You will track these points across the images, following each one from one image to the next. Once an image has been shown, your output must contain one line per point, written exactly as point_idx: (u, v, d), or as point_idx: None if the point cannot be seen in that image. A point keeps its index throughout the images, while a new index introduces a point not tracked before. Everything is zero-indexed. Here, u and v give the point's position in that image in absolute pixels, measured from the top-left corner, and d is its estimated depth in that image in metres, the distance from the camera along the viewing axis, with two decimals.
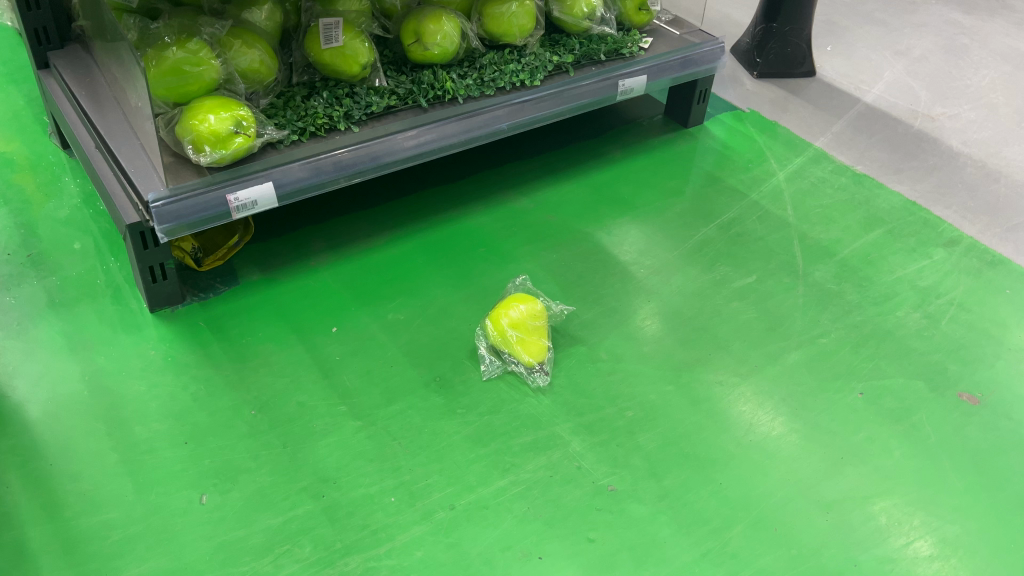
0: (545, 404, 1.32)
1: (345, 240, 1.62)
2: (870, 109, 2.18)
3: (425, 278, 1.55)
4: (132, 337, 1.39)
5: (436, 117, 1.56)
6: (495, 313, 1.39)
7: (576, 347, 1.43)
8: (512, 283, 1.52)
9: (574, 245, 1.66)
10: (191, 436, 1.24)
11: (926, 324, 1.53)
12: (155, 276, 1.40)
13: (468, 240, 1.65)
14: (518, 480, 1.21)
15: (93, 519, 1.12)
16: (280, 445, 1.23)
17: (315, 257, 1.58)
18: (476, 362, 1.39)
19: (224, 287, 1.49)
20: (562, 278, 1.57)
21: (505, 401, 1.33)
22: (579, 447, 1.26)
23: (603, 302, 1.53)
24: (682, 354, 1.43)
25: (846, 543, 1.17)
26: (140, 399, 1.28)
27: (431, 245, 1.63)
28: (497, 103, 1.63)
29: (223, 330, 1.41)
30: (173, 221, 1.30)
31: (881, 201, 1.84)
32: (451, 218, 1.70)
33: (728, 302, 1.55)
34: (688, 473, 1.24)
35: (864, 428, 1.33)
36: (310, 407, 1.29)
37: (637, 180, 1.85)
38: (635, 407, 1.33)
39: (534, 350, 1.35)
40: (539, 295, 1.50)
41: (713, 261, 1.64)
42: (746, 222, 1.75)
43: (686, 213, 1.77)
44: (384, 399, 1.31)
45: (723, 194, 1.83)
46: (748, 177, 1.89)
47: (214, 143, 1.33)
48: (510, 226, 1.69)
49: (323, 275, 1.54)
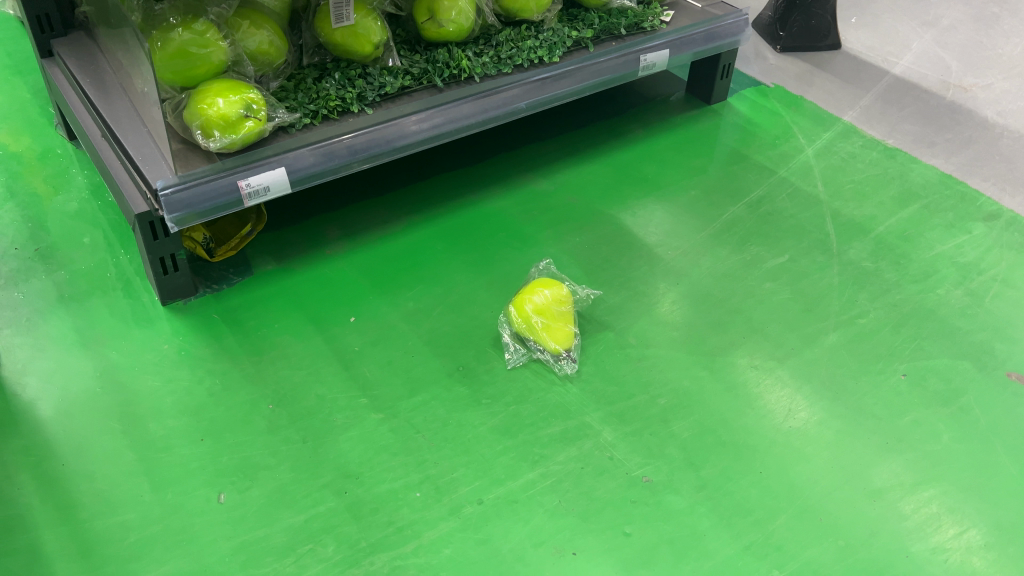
0: (573, 392, 1.27)
1: (361, 227, 1.56)
2: (899, 81, 2.10)
3: (444, 264, 1.50)
4: (144, 331, 1.34)
5: (451, 97, 1.50)
6: (518, 299, 1.33)
7: (603, 333, 1.37)
8: (535, 266, 1.44)
9: (598, 227, 1.60)
10: (208, 432, 1.19)
11: (969, 302, 1.47)
12: (166, 267, 1.35)
13: (487, 224, 1.59)
14: (548, 472, 1.16)
15: (109, 521, 1.07)
16: (300, 440, 1.19)
17: (331, 245, 1.52)
18: (500, 350, 1.33)
19: (237, 278, 1.44)
20: (587, 262, 1.51)
21: (531, 390, 1.27)
22: (611, 437, 1.21)
23: (630, 286, 1.46)
24: (715, 339, 1.37)
25: (897, 533, 1.11)
26: (154, 395, 1.23)
27: (450, 231, 1.57)
28: (515, 81, 1.56)
29: (237, 321, 1.36)
30: (184, 210, 1.26)
31: (916, 175, 1.77)
32: (470, 202, 1.64)
33: (761, 283, 1.48)
34: (727, 462, 1.18)
35: (909, 413, 1.27)
36: (330, 399, 1.24)
37: (661, 159, 1.79)
38: (667, 394, 1.27)
39: (560, 337, 1.29)
40: (562, 277, 1.42)
41: (743, 241, 1.58)
42: (775, 200, 1.69)
43: (713, 192, 1.70)
44: (407, 390, 1.26)
45: (750, 172, 1.76)
46: (776, 154, 1.82)
47: (224, 128, 1.27)
48: (532, 210, 1.63)
49: (340, 263, 1.48)
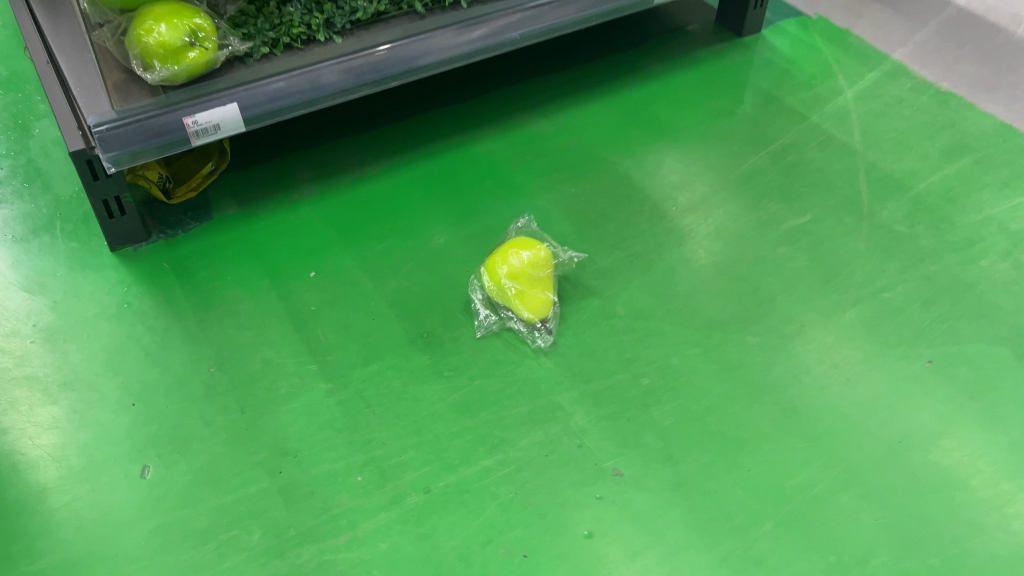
0: (546, 368, 1.13)
1: (335, 169, 1.42)
2: (961, 14, 1.86)
3: (421, 213, 1.36)
4: (87, 279, 1.23)
5: (435, 26, 1.33)
6: (492, 261, 1.18)
7: (588, 300, 1.22)
8: (516, 225, 1.28)
9: (598, 176, 1.43)
10: (140, 397, 1.09)
11: (1016, 276, 1.28)
12: (111, 210, 1.23)
13: (473, 169, 1.44)
14: (507, 460, 1.03)
15: (20, 492, 0.99)
16: (238, 410, 1.08)
17: (300, 188, 1.39)
18: (469, 316, 1.20)
19: (195, 223, 1.32)
20: (581, 216, 1.36)
21: (499, 364, 1.14)
22: (582, 421, 1.07)
23: (626, 245, 1.31)
24: (715, 310, 1.21)
25: (901, 549, 0.96)
26: (88, 352, 1.14)
27: (432, 176, 1.42)
28: (510, 8, 1.37)
29: (188, 272, 1.25)
30: (121, 149, 1.12)
31: (970, 124, 1.55)
32: (456, 143, 1.49)
33: (775, 247, 1.31)
34: (711, 456, 1.04)
35: (931, 406, 1.10)
36: (277, 364, 1.13)
37: (678, 99, 1.60)
38: (653, 373, 1.13)
39: (535, 305, 1.15)
40: (543, 235, 1.27)
41: (761, 197, 1.40)
42: (803, 149, 1.49)
43: (734, 138, 1.52)
44: (361, 358, 1.14)
45: (778, 116, 1.56)
46: (810, 96, 1.61)
47: (165, 58, 1.14)
48: (525, 154, 1.47)
49: (307, 210, 1.35)
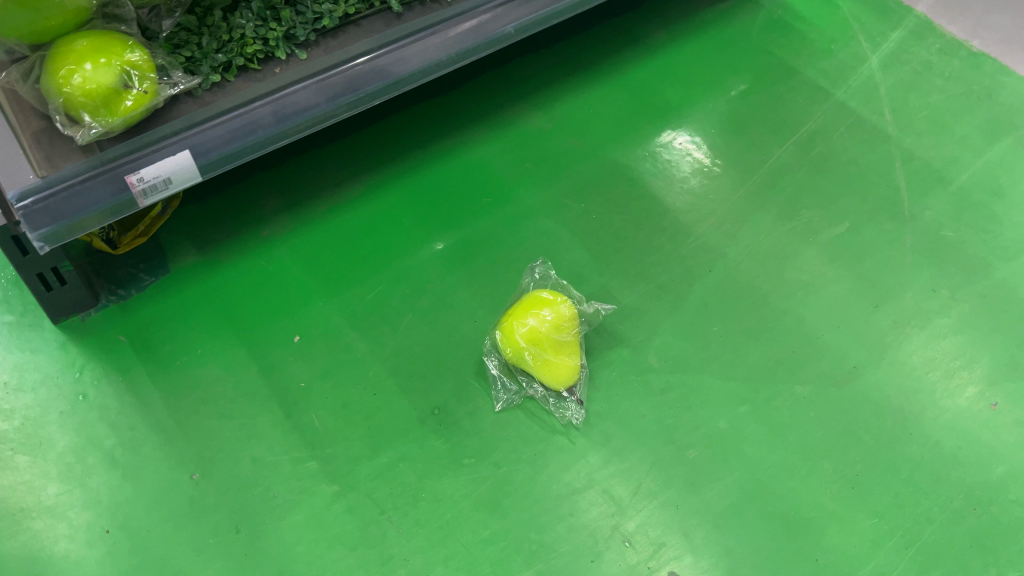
0: (579, 446, 1.00)
1: (306, 194, 1.23)
2: None
3: (414, 248, 1.18)
4: (28, 363, 1.04)
5: (414, 29, 1.11)
6: (507, 324, 1.02)
7: (616, 351, 1.08)
8: (533, 274, 1.13)
9: (609, 186, 1.26)
10: (114, 522, 0.93)
11: None
12: (49, 282, 1.02)
13: (467, 185, 1.26)
14: (550, 571, 0.91)
15: None
16: (232, 529, 0.93)
17: (269, 223, 1.19)
18: (485, 384, 1.04)
19: (150, 279, 1.13)
20: (595, 241, 1.20)
21: (526, 445, 1.00)
22: (628, 514, 0.95)
23: (650, 277, 1.16)
24: (758, 355, 1.08)
25: None
26: (43, 465, 0.96)
27: (421, 197, 1.24)
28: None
29: (150, 347, 1.07)
30: (54, 223, 0.90)
31: (1007, 94, 1.41)
32: (442, 151, 1.29)
33: (815, 267, 1.17)
34: (776, 546, 0.94)
35: (1004, 460, 1.02)
36: (270, 464, 0.98)
37: (687, 77, 1.41)
38: (699, 444, 1.00)
39: (562, 374, 1.01)
40: (562, 281, 1.12)
41: (793, 202, 1.25)
42: (832, 136, 1.33)
43: (754, 125, 1.35)
44: (367, 448, 0.99)
45: (800, 94, 1.39)
46: (832, 66, 1.44)
47: (95, 110, 0.91)
48: (523, 161, 1.29)
49: (280, 252, 1.16)
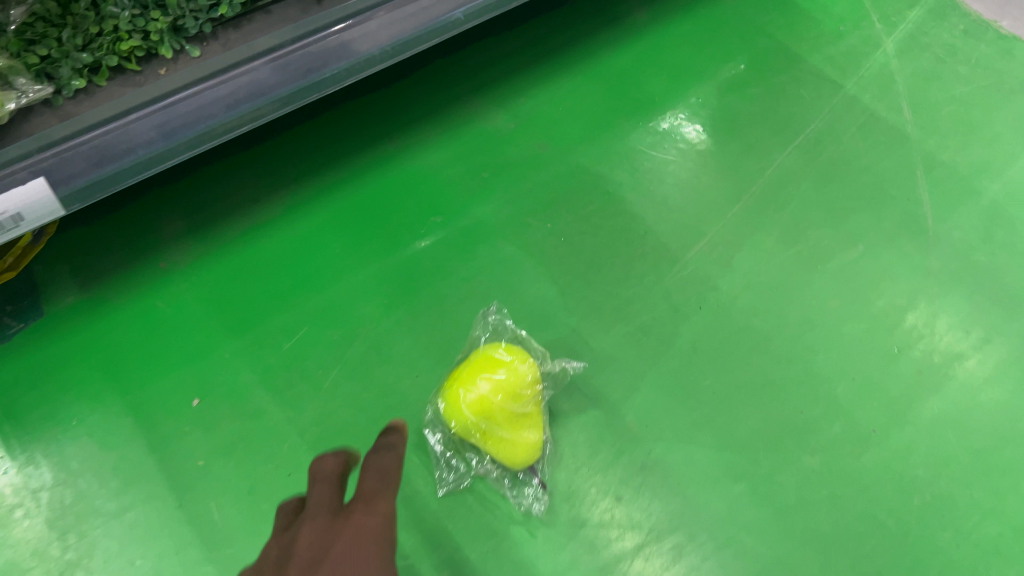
0: (538, 542, 0.82)
1: (215, 212, 1.01)
2: None
3: (345, 283, 0.97)
4: None
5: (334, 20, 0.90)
6: (450, 393, 0.82)
7: (585, 416, 0.89)
8: (484, 320, 0.94)
9: (581, 201, 1.06)
10: None
11: None
12: None
13: (412, 200, 1.04)
14: None
15: None
16: None
17: (168, 251, 0.97)
18: (426, 461, 0.86)
19: (19, 325, 0.91)
20: (564, 271, 1.00)
21: (473, 541, 0.82)
22: None
23: (629, 317, 0.97)
24: (755, 418, 0.91)
25: None
26: None
27: (356, 217, 1.02)
28: None
29: (13, 415, 0.86)
30: None
31: None
32: (384, 156, 1.07)
33: (824, 303, 0.99)
34: None
35: None
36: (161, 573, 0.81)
37: (674, 64, 1.20)
38: (682, 537, 0.84)
39: (519, 456, 0.82)
40: (522, 331, 0.93)
41: (798, 219, 1.05)
42: (843, 136, 1.13)
43: (752, 124, 1.14)
44: None
45: (804, 86, 1.19)
46: (841, 51, 1.24)
47: None
48: (480, 170, 1.07)
49: (181, 290, 0.95)
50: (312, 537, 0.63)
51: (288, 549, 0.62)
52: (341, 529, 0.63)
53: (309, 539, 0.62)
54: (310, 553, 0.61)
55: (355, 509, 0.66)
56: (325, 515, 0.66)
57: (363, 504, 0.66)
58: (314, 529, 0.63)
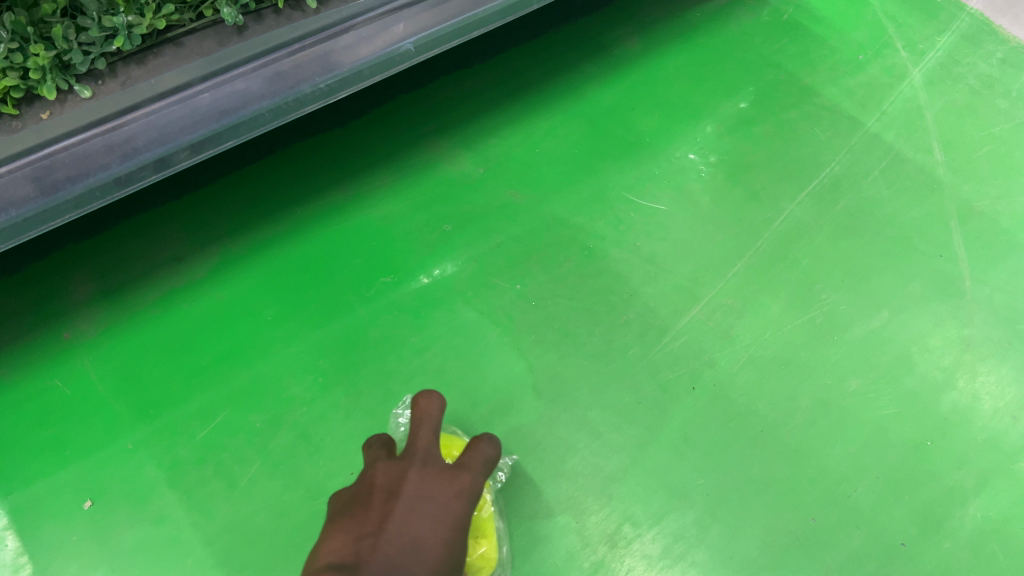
0: None
1: (130, 271, 0.87)
2: None
3: (276, 359, 0.83)
4: None
5: (254, 55, 0.78)
6: None
7: (550, 524, 0.75)
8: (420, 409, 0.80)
9: (557, 257, 0.91)
10: None
11: None
12: None
13: (359, 257, 0.90)
14: None
15: None
16: None
17: (72, 319, 0.84)
18: None
19: None
20: (533, 342, 0.85)
21: None
22: None
23: (608, 399, 0.82)
24: (757, 527, 0.76)
25: None
26: None
27: (293, 278, 0.89)
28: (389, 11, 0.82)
29: None
30: None
31: None
32: (333, 207, 0.93)
33: (842, 382, 0.84)
34: None
35: None
36: None
37: (669, 99, 1.06)
38: None
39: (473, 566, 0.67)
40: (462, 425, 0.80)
41: (811, 279, 0.90)
42: (864, 181, 0.98)
43: (757, 167, 1.00)
44: None
45: (819, 122, 1.04)
46: (861, 83, 1.09)
47: None
48: (441, 222, 0.93)
49: (83, 368, 0.82)
50: (414, 476, 0.53)
51: (377, 478, 0.54)
52: (440, 491, 0.53)
53: (410, 481, 0.53)
54: (398, 494, 0.51)
55: (464, 471, 0.57)
56: (430, 462, 0.56)
57: (465, 465, 0.58)
58: (420, 470, 0.54)
